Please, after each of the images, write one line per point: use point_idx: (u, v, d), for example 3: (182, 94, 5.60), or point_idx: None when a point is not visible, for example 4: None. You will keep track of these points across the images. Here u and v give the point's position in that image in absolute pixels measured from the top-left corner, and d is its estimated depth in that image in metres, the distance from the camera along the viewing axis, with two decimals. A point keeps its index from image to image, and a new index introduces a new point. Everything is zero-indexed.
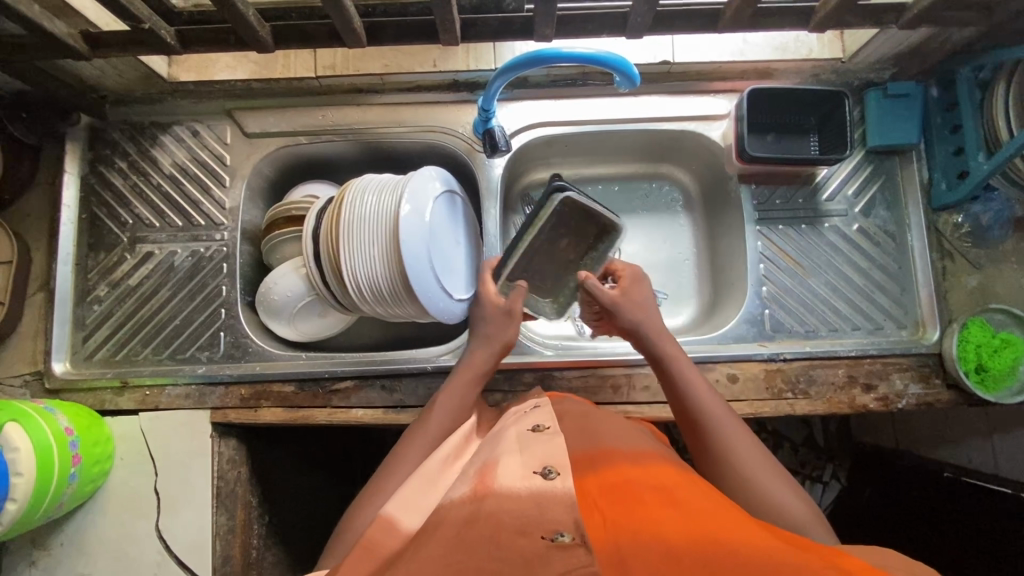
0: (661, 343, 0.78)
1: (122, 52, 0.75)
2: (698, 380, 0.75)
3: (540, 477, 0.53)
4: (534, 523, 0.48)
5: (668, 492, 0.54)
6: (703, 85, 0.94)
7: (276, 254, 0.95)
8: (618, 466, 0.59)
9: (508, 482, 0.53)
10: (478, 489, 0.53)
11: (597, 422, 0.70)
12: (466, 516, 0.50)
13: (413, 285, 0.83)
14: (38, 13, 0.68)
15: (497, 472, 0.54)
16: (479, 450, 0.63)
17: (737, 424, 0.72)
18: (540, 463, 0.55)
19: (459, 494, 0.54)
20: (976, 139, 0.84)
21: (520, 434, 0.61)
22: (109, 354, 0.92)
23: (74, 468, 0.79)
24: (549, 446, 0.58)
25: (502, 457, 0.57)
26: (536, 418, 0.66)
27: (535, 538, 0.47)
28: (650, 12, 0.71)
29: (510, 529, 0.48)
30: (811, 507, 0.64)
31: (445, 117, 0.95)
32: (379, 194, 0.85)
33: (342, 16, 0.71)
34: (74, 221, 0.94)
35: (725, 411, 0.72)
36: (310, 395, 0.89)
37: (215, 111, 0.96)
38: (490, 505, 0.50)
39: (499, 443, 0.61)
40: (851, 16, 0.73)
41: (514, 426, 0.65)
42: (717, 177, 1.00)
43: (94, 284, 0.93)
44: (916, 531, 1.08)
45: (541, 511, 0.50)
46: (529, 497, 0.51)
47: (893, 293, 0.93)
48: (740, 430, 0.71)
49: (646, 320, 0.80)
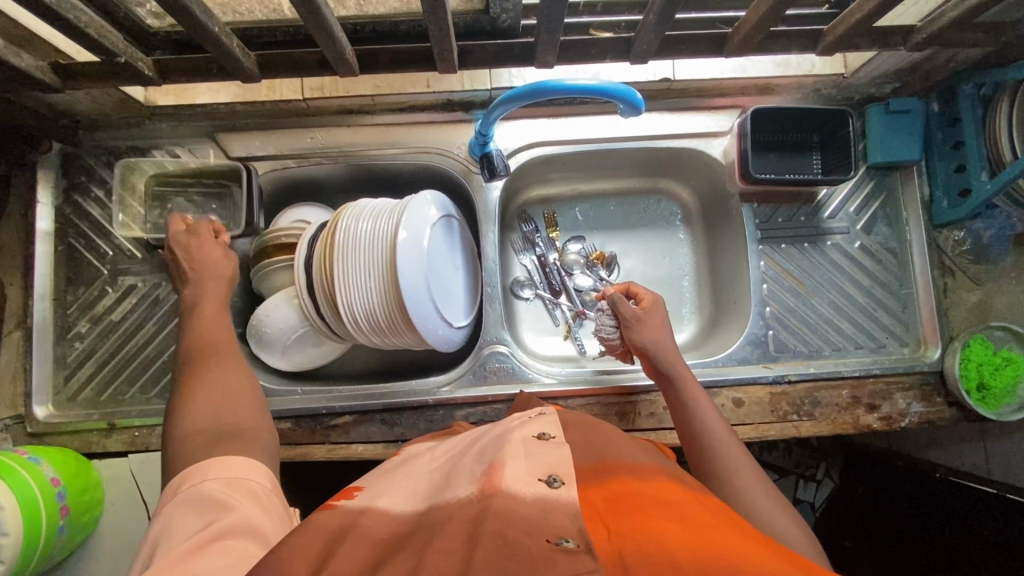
0: (671, 365, 0.79)
1: (96, 84, 0.71)
2: (702, 403, 0.75)
3: (545, 485, 0.49)
4: (539, 526, 0.44)
5: (674, 508, 0.49)
6: (703, 102, 0.92)
7: (267, 284, 0.91)
8: (623, 479, 0.54)
9: (514, 485, 0.48)
10: (485, 486, 0.49)
11: (602, 434, 0.65)
12: (474, 515, 0.46)
13: (411, 315, 0.80)
14: (4, 48, 0.63)
15: (503, 471, 0.50)
16: (480, 448, 0.58)
17: (737, 446, 0.70)
18: (546, 470, 0.51)
19: (465, 494, 0.49)
20: (978, 157, 0.83)
21: (523, 438, 0.57)
22: (95, 394, 0.88)
23: (62, 520, 0.75)
24: (556, 454, 0.54)
25: (507, 459, 0.52)
26: (539, 424, 0.60)
27: (540, 540, 0.42)
28: (657, 40, 0.68)
29: (517, 528, 0.43)
30: (806, 534, 0.61)
31: (438, 138, 0.92)
32: (374, 219, 0.82)
33: (334, 48, 0.68)
34: (50, 254, 0.89)
35: (730, 439, 0.70)
36: (308, 431, 0.86)
37: (198, 134, 0.91)
38: (497, 505, 0.46)
39: (503, 443, 0.56)
40: (860, 39, 0.71)
41: (516, 429, 0.60)
42: (717, 193, 0.99)
43: (74, 321, 0.89)
44: (900, 536, 1.06)
45: (546, 515, 0.45)
46: (535, 502, 0.46)
47: (894, 310, 0.93)
48: (738, 449, 0.70)
49: (661, 341, 0.81)
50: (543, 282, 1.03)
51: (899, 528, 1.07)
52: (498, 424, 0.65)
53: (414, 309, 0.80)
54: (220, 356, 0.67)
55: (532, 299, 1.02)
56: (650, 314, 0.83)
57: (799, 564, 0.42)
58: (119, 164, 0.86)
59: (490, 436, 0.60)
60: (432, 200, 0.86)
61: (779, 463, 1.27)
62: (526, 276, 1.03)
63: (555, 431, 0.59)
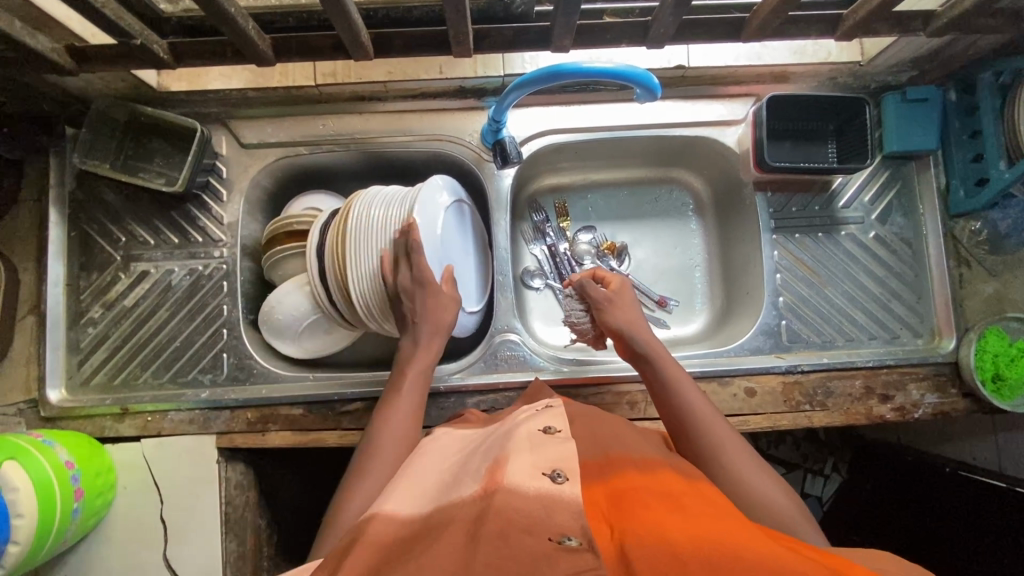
0: (649, 349, 0.75)
1: (111, 67, 0.71)
2: (686, 384, 0.71)
3: (549, 479, 0.49)
4: (542, 524, 0.44)
5: (676, 499, 0.49)
6: (717, 90, 0.91)
7: (278, 271, 0.91)
8: (626, 474, 0.54)
9: (518, 479, 0.49)
10: (487, 485, 0.49)
11: (607, 429, 0.64)
12: (476, 513, 0.47)
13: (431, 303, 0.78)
14: (20, 29, 0.63)
15: (506, 467, 0.51)
16: (486, 447, 0.59)
17: (722, 424, 0.67)
18: (551, 464, 0.51)
19: (468, 492, 0.51)
20: (996, 146, 0.82)
21: (529, 433, 0.57)
22: (108, 378, 0.88)
23: (76, 502, 0.76)
24: (562, 448, 0.54)
25: (512, 454, 0.53)
26: (546, 417, 0.61)
27: (542, 538, 0.43)
28: (676, 23, 0.68)
29: (518, 526, 0.44)
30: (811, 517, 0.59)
31: (452, 125, 0.92)
32: (386, 207, 0.82)
33: (349, 29, 0.67)
34: (63, 239, 0.89)
35: (713, 416, 0.67)
36: (319, 417, 0.86)
37: (210, 120, 0.91)
38: (497, 500, 0.47)
39: (509, 439, 0.57)
40: (879, 24, 0.70)
41: (523, 424, 0.60)
42: (731, 183, 0.98)
43: (87, 306, 0.90)
44: (908, 528, 1.05)
45: (549, 513, 0.45)
46: (539, 497, 0.47)
47: (908, 301, 0.92)
48: (721, 427, 0.66)
49: (634, 322, 0.78)
50: (553, 271, 1.02)
51: (907, 521, 1.06)
52: (506, 419, 0.66)
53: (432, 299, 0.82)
54: (384, 453, 0.66)
55: (542, 288, 1.02)
56: (621, 295, 0.81)
57: (805, 553, 0.42)
58: (136, 108, 0.85)
59: (493, 438, 0.61)
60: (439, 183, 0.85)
61: (785, 457, 1.25)
62: (537, 265, 1.03)
63: (560, 425, 0.59)
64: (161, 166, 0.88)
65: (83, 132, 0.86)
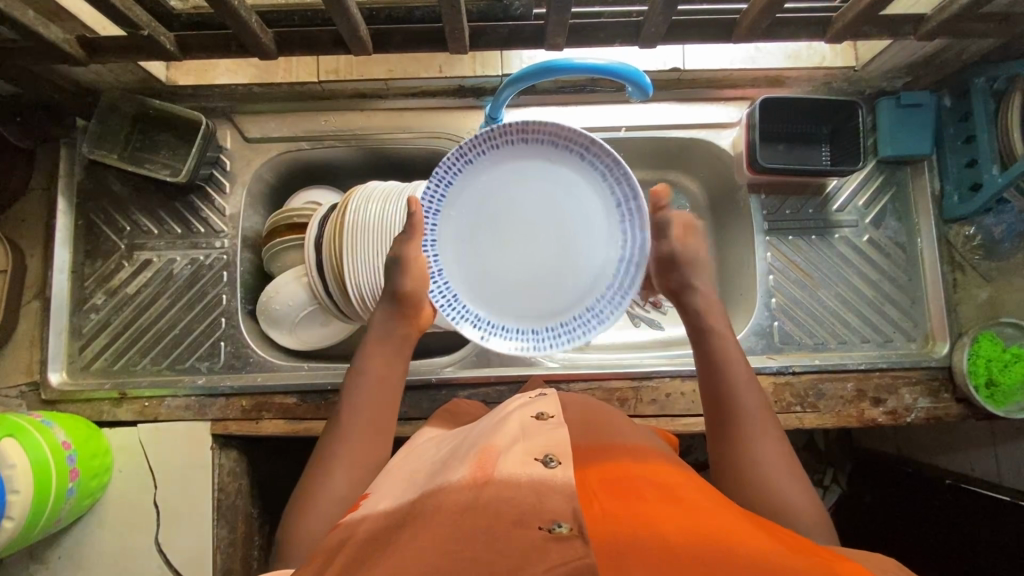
0: (706, 313, 0.65)
1: (121, 58, 0.74)
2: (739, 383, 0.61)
3: (541, 465, 0.49)
4: (534, 512, 0.44)
5: (672, 492, 0.49)
6: (713, 93, 0.93)
7: (276, 263, 0.93)
8: (619, 461, 0.54)
9: (509, 470, 0.49)
10: (478, 474, 0.49)
11: (605, 417, 0.65)
12: (456, 496, 0.47)
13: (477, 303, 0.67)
14: (34, 19, 0.66)
15: (497, 458, 0.51)
16: (481, 431, 0.60)
17: (768, 436, 0.59)
18: (542, 450, 0.52)
19: (457, 477, 0.50)
20: (989, 151, 0.82)
21: (522, 421, 0.58)
22: (108, 364, 0.90)
23: (72, 482, 0.77)
24: (554, 436, 0.54)
25: (503, 443, 0.53)
26: (540, 405, 0.62)
27: (531, 527, 0.42)
28: (666, 23, 0.69)
29: (506, 518, 0.43)
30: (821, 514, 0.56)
31: (450, 123, 0.93)
32: (384, 202, 0.83)
33: (349, 24, 0.69)
34: (70, 227, 0.91)
35: (758, 424, 0.59)
36: (312, 407, 0.87)
37: (215, 114, 0.93)
38: (483, 484, 0.47)
39: (502, 425, 0.58)
40: (870, 27, 0.72)
41: (517, 411, 0.61)
42: (727, 185, 0.99)
43: (90, 293, 0.92)
44: (908, 540, 1.04)
45: (540, 498, 0.45)
46: (530, 485, 0.47)
47: (902, 305, 0.92)
48: (760, 411, 0.60)
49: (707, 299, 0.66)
50: None
51: (907, 533, 1.05)
52: (501, 405, 0.67)
53: (495, 289, 0.67)
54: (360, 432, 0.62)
55: None
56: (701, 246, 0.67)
57: (797, 547, 0.42)
58: (142, 100, 0.87)
59: (487, 423, 0.61)
60: (622, 167, 0.63)
61: None
62: None
63: (553, 412, 0.60)
64: (166, 158, 0.90)
65: (93, 123, 0.89)
